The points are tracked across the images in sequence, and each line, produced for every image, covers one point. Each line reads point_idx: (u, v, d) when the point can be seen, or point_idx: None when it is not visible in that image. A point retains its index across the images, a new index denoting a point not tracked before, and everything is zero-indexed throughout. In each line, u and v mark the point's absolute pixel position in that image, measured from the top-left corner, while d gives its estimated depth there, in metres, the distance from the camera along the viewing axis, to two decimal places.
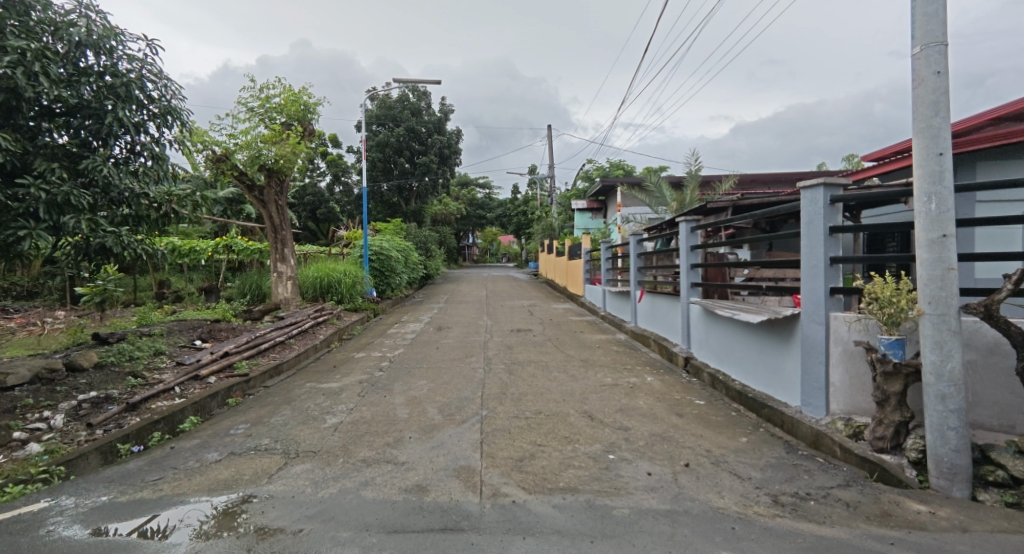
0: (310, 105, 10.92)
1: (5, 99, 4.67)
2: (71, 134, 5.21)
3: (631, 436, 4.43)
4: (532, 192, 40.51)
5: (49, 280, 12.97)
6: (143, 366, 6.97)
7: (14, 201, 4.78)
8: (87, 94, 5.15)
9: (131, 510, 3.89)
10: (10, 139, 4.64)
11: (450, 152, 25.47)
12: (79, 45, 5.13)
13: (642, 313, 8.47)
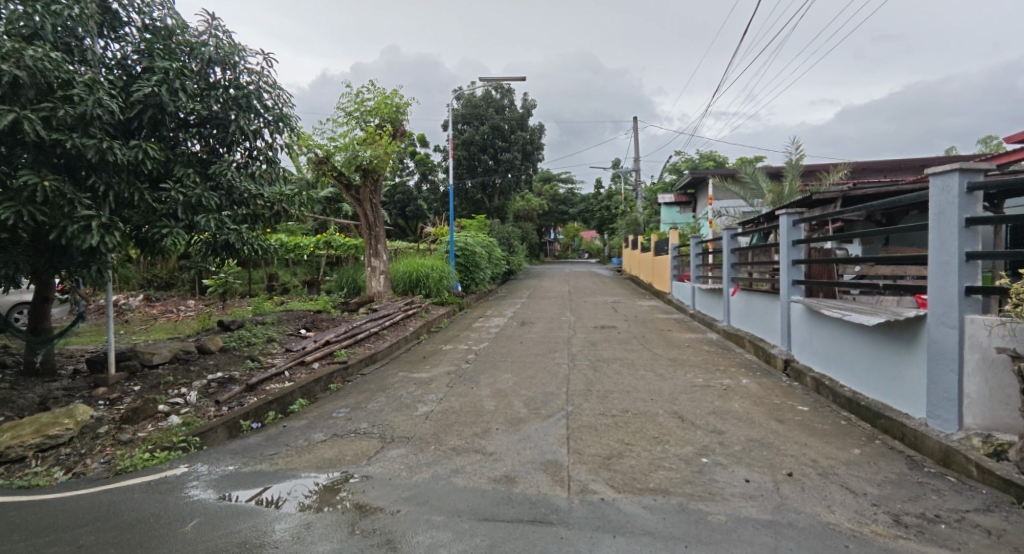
0: (401, 107, 11.38)
1: (152, 114, 5.24)
2: (203, 143, 5.86)
3: (726, 440, 4.31)
4: (617, 186, 39.89)
5: (180, 272, 14.45)
6: (258, 351, 7.67)
7: (159, 203, 5.42)
8: (217, 106, 5.75)
9: (252, 480, 4.30)
10: (156, 149, 5.21)
11: (534, 148, 25.60)
12: (210, 62, 5.75)
13: (735, 311, 8.17)
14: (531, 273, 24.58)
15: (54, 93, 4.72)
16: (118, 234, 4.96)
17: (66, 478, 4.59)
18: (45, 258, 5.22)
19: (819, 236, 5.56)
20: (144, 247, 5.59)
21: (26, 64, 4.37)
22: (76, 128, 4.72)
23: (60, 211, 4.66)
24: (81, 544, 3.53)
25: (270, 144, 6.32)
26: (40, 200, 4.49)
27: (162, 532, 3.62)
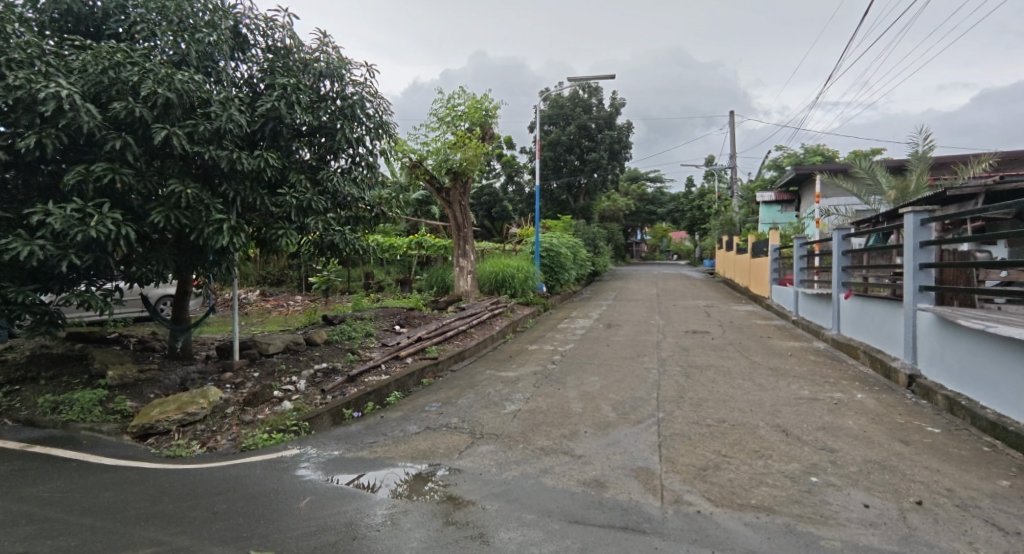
0: (491, 110, 11.58)
1: (273, 125, 5.85)
2: (313, 151, 6.43)
3: (839, 460, 4.03)
4: (710, 184, 38.41)
5: (289, 270, 15.60)
6: (358, 344, 8.16)
7: (277, 207, 6.00)
8: (326, 117, 6.29)
9: (353, 465, 4.56)
10: (275, 158, 5.82)
11: (622, 147, 25.20)
12: (321, 76, 6.37)
13: (847, 318, 7.63)
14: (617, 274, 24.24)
15: (195, 111, 5.40)
16: (243, 236, 5.57)
17: (201, 451, 5.15)
18: (184, 257, 6.00)
19: (953, 236, 5.07)
20: (262, 247, 6.21)
21: (176, 86, 5.05)
22: (212, 142, 5.39)
23: (199, 216, 5.34)
24: (216, 510, 3.89)
25: (372, 151, 6.82)
26: (184, 205, 5.17)
27: (282, 505, 3.93)
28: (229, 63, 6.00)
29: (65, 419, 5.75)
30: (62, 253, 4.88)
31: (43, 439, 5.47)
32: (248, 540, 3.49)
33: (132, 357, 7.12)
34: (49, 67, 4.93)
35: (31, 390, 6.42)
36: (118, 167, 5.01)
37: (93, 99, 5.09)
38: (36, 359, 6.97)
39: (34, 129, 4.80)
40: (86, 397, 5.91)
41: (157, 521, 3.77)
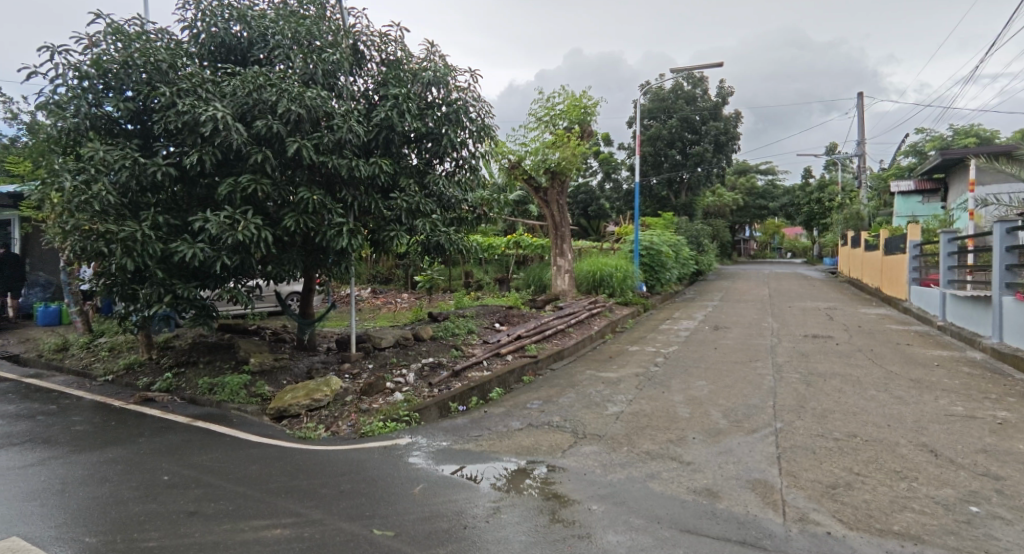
0: (590, 107, 11.43)
1: (386, 133, 6.59)
2: (420, 155, 7.12)
3: (1006, 489, 3.55)
4: (833, 175, 35.46)
5: (396, 269, 16.36)
6: (461, 341, 8.50)
7: (388, 211, 6.74)
8: (433, 123, 6.90)
9: (460, 458, 4.92)
10: (386, 165, 6.54)
11: (729, 138, 23.97)
12: (429, 83, 7.02)
13: (1014, 325, 6.73)
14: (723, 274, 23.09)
15: (322, 124, 6.26)
16: (359, 238, 6.40)
17: (326, 434, 5.71)
18: (310, 258, 6.87)
19: None
20: (377, 247, 7.00)
21: (306, 103, 5.93)
22: (335, 151, 6.24)
23: (324, 219, 6.22)
24: (343, 489, 4.37)
25: (474, 154, 7.36)
26: (310, 211, 6.07)
27: (399, 490, 4.30)
28: (348, 79, 6.85)
29: (219, 399, 6.60)
30: (217, 255, 5.96)
31: (202, 415, 6.32)
32: (371, 519, 3.85)
33: (268, 347, 7.93)
34: (208, 93, 5.99)
35: (194, 372, 7.34)
36: (260, 178, 6.00)
37: (241, 119, 6.09)
38: (196, 346, 7.91)
39: (196, 148, 5.90)
40: (234, 380, 6.75)
41: (294, 495, 4.29)
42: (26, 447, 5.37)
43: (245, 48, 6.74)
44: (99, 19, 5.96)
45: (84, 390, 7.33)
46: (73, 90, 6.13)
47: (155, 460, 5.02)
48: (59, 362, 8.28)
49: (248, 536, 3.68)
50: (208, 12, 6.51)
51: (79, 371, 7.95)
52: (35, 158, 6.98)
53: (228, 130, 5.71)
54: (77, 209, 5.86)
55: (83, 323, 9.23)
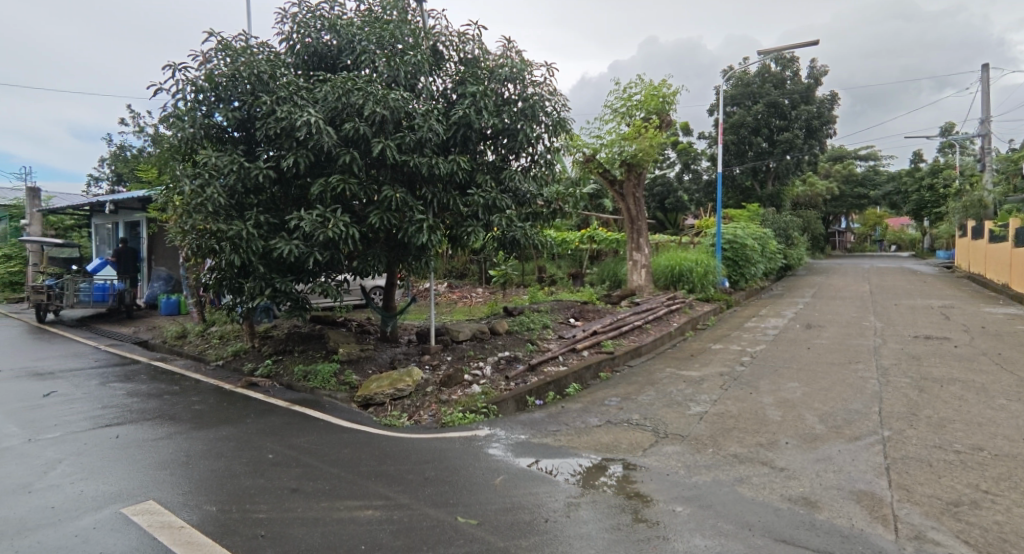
0: (669, 96, 11.05)
1: (464, 131, 6.72)
2: (497, 152, 7.23)
3: None
4: (948, 160, 32.32)
5: (470, 264, 16.59)
6: (537, 335, 8.53)
7: (466, 207, 6.89)
8: (509, 119, 6.95)
9: (538, 451, 5.01)
10: (464, 162, 6.69)
11: (822, 123, 22.43)
12: (506, 79, 7.08)
13: None
14: (813, 269, 21.71)
15: (405, 124, 6.47)
16: (438, 234, 6.58)
17: (409, 423, 5.92)
18: (392, 253, 7.12)
19: None
20: (455, 243, 7.18)
21: (390, 104, 6.15)
22: (416, 150, 6.43)
23: (405, 216, 6.42)
24: (427, 476, 4.57)
25: (549, 148, 7.36)
26: (392, 208, 6.29)
27: (480, 480, 4.46)
28: (428, 79, 7.03)
29: (312, 386, 6.98)
30: (310, 251, 6.31)
31: (298, 400, 6.69)
32: (455, 506, 4.04)
33: (355, 338, 8.33)
34: (301, 99, 6.35)
35: (290, 360, 7.81)
36: (347, 177, 6.28)
37: (331, 122, 6.43)
38: (292, 335, 8.40)
39: (292, 151, 6.30)
40: (325, 369, 7.14)
41: (383, 478, 4.55)
42: (153, 422, 5.92)
43: (334, 54, 7.10)
44: (211, 37, 6.49)
45: (199, 372, 7.95)
46: (189, 103, 6.73)
47: (260, 440, 5.39)
48: (179, 347, 9.03)
49: (344, 515, 3.97)
50: (302, 22, 6.90)
51: (195, 355, 8.63)
52: (162, 170, 7.79)
53: (319, 133, 6.05)
54: (193, 210, 6.38)
55: (200, 313, 9.97)
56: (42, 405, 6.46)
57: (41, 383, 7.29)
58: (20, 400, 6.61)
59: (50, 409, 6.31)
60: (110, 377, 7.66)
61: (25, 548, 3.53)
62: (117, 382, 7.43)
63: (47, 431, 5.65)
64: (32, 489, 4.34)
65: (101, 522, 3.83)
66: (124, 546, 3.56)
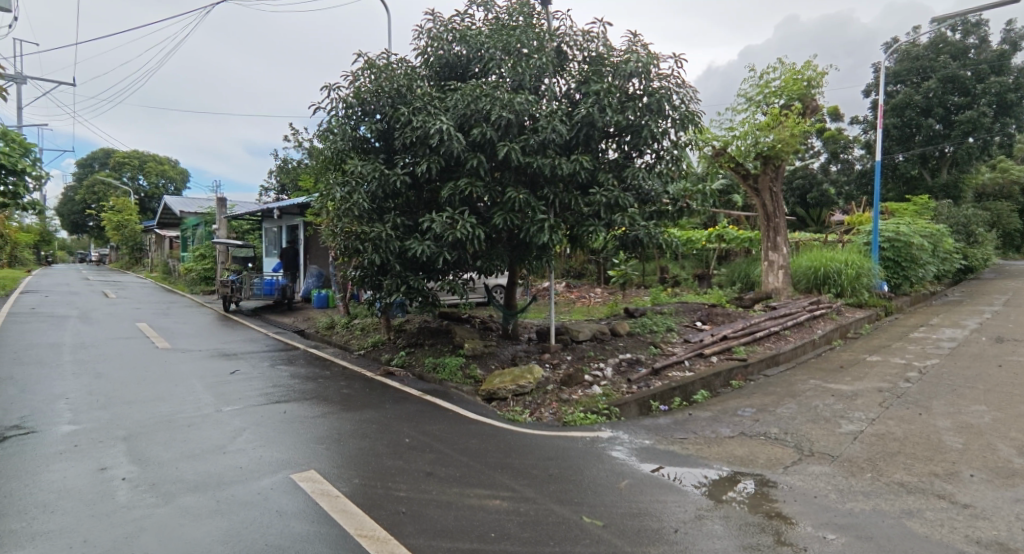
0: (815, 79, 10.08)
1: (587, 130, 6.74)
2: (619, 150, 7.21)
3: None
4: None
5: (589, 263, 16.42)
6: (660, 338, 8.27)
7: (589, 208, 6.92)
8: (634, 115, 6.83)
9: (664, 459, 4.77)
10: (587, 162, 6.70)
11: (1017, 97, 19.23)
12: (631, 75, 6.95)
13: None
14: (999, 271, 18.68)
15: (528, 126, 6.65)
16: (560, 233, 6.67)
17: (531, 419, 5.92)
18: (514, 253, 7.29)
19: None
20: (575, 243, 7.27)
21: (514, 107, 6.32)
22: (539, 151, 6.55)
23: (528, 216, 6.56)
24: (551, 473, 4.51)
25: (676, 143, 7.26)
26: (516, 208, 6.44)
27: (604, 481, 4.34)
28: (552, 81, 7.07)
29: (440, 378, 7.23)
30: (440, 251, 6.58)
31: (429, 390, 6.96)
32: (580, 505, 3.95)
33: (478, 334, 8.55)
34: (434, 107, 6.68)
35: (421, 352, 8.17)
36: (475, 181, 6.52)
37: (461, 129, 6.71)
38: (422, 329, 8.80)
39: (426, 157, 6.64)
40: (453, 362, 7.40)
41: (509, 470, 4.56)
42: (311, 401, 6.47)
43: (463, 63, 7.38)
44: (358, 58, 7.00)
45: (345, 359, 8.60)
46: (339, 118, 7.32)
47: (398, 424, 5.66)
48: (327, 336, 9.85)
49: (473, 501, 4.03)
50: (435, 36, 7.21)
51: (341, 344, 9.34)
52: (317, 179, 8.55)
53: (450, 139, 6.34)
54: (343, 215, 6.98)
55: (346, 307, 10.76)
56: (228, 380, 7.36)
57: (226, 362, 8.30)
58: (212, 375, 7.59)
59: (234, 384, 7.16)
60: (277, 360, 8.53)
61: (222, 499, 4.03)
62: (281, 364, 8.26)
63: (231, 403, 6.40)
64: (225, 451, 4.94)
65: (277, 484, 4.27)
66: (295, 507, 3.92)
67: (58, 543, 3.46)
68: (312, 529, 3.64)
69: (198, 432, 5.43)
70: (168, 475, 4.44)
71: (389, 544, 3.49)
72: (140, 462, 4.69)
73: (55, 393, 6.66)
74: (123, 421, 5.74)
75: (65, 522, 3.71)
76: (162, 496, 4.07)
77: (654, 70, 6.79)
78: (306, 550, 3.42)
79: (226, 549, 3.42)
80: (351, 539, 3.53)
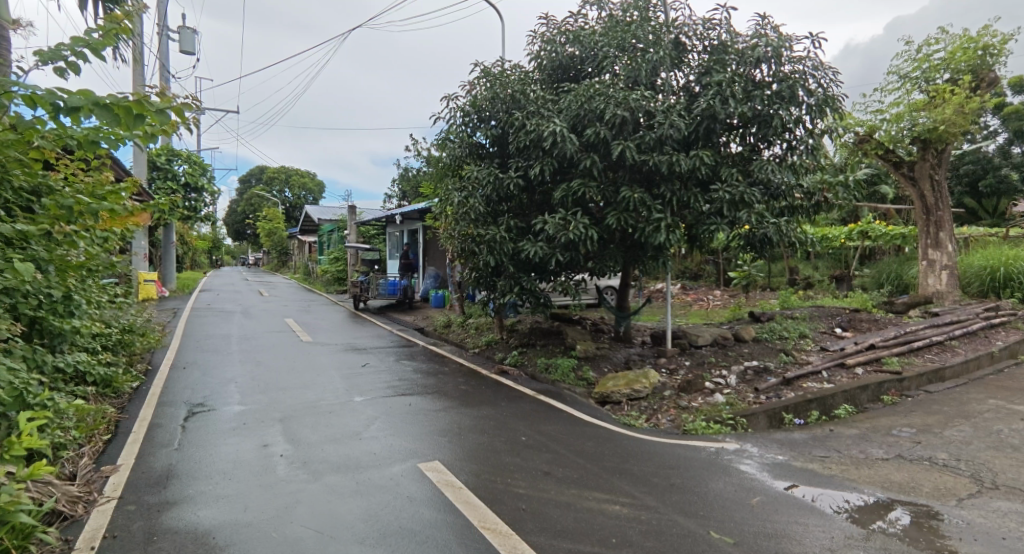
0: (990, 47, 8.68)
1: (708, 124, 6.35)
2: (743, 143, 6.69)
3: None
4: None
5: (708, 264, 15.49)
6: (792, 345, 7.49)
7: (710, 204, 6.50)
8: (761, 104, 6.33)
9: (802, 477, 4.21)
10: (709, 157, 6.30)
11: None
12: (759, 61, 6.41)
13: None
14: None
15: (644, 123, 6.36)
16: (678, 233, 6.34)
17: (648, 425, 5.57)
18: (628, 254, 7.02)
19: None
20: (696, 242, 6.87)
21: (629, 104, 6.07)
22: (656, 149, 6.26)
23: (643, 216, 6.29)
24: (673, 482, 4.13)
25: (812, 131, 6.56)
26: (629, 208, 6.20)
27: (732, 496, 3.89)
28: (670, 75, 6.72)
29: (552, 378, 7.05)
30: (553, 252, 6.45)
31: (542, 390, 6.79)
32: (707, 520, 3.56)
33: (589, 337, 8.36)
34: (546, 111, 6.59)
35: (533, 352, 8.05)
36: (588, 182, 6.36)
37: (574, 130, 6.60)
38: (534, 329, 8.68)
39: (539, 160, 6.56)
40: (564, 363, 7.20)
41: (628, 476, 4.25)
42: (432, 395, 6.57)
43: (577, 64, 7.22)
44: (474, 66, 7.04)
45: (460, 356, 8.70)
46: (456, 126, 7.45)
47: (514, 422, 5.54)
48: (444, 334, 10.06)
49: (593, 504, 3.78)
50: (548, 39, 7.14)
51: (457, 342, 9.48)
52: (436, 185, 8.76)
53: (564, 141, 6.18)
54: (460, 219, 7.09)
55: (462, 307, 10.95)
56: (359, 372, 7.73)
57: (358, 355, 8.74)
58: (346, 366, 8.02)
59: (365, 376, 7.50)
60: (402, 355, 8.83)
61: (360, 481, 4.14)
62: (405, 359, 8.54)
63: (363, 393, 6.68)
64: (361, 437, 5.10)
65: (407, 471, 4.31)
66: (424, 493, 3.92)
67: (231, 507, 3.75)
68: (439, 516, 3.61)
69: (340, 417, 5.68)
70: (316, 454, 4.67)
71: (512, 539, 3.36)
72: (295, 441, 4.97)
73: (227, 378, 7.39)
74: (280, 404, 6.18)
75: (237, 489, 4.01)
76: (313, 473, 4.27)
77: (786, 54, 6.23)
78: (434, 536, 3.39)
79: (366, 527, 3.49)
80: (475, 531, 3.45)
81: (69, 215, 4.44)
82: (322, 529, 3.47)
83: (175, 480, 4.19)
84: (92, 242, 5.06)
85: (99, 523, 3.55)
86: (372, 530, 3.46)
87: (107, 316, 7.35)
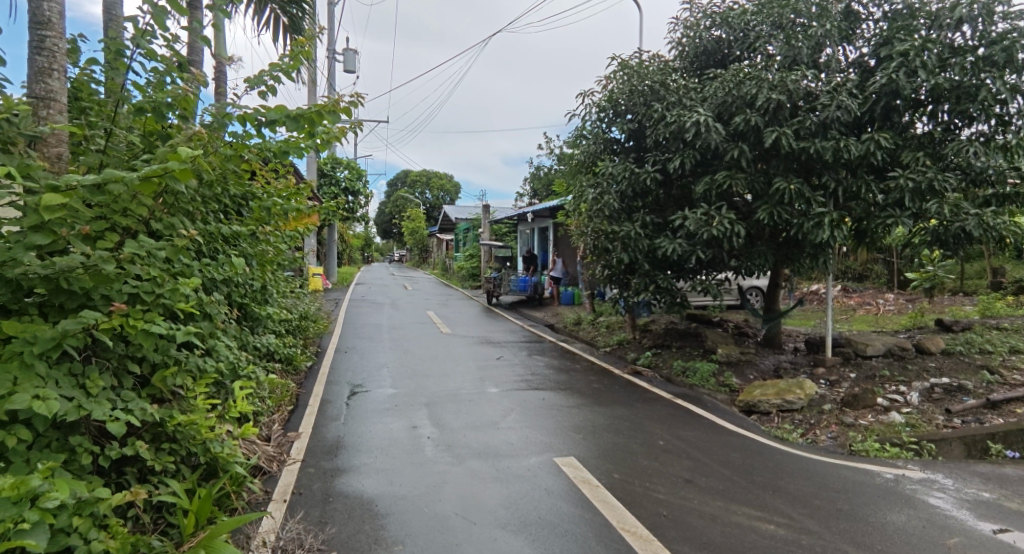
0: None
1: (890, 100, 5.47)
2: (936, 120, 5.66)
3: None
4: None
5: (877, 263, 13.50)
6: (997, 362, 6.15)
7: (886, 194, 5.63)
8: (959, 74, 5.32)
9: (1019, 521, 3.48)
10: (889, 139, 5.44)
11: None
12: (961, 22, 5.37)
13: None
14: None
15: (803, 106, 5.73)
16: (844, 229, 5.60)
17: (804, 441, 4.98)
18: (781, 252, 6.35)
19: None
20: (863, 237, 5.99)
21: (788, 86, 5.48)
22: (819, 133, 5.60)
23: (801, 209, 5.66)
24: (842, 507, 3.64)
25: None
26: (786, 200, 5.60)
27: (920, 533, 3.32)
28: (837, 50, 5.96)
29: (691, 383, 6.63)
30: (693, 249, 6.08)
31: (680, 395, 6.36)
32: None
33: (736, 340, 7.76)
34: (690, 100, 6.20)
35: (669, 354, 7.66)
36: (736, 173, 5.84)
37: (721, 118, 6.13)
38: (670, 330, 8.24)
39: (680, 152, 6.19)
40: (705, 368, 6.74)
41: (782, 494, 3.84)
42: (565, 392, 6.56)
43: (724, 47, 6.71)
44: (611, 59, 6.87)
45: (593, 355, 8.56)
46: (593, 122, 7.34)
47: (652, 426, 5.30)
48: (574, 332, 9.96)
49: (743, 520, 3.48)
50: (691, 25, 6.72)
51: (588, 340, 9.32)
52: (569, 183, 8.69)
53: (709, 131, 5.75)
54: (595, 214, 6.98)
55: (592, 306, 10.75)
56: (495, 364, 7.99)
57: (493, 348, 9.02)
58: (482, 359, 8.33)
59: (501, 369, 7.73)
60: (534, 350, 8.93)
61: (500, 469, 4.27)
62: (539, 354, 8.61)
63: (499, 385, 6.87)
64: (500, 427, 5.25)
65: (544, 464, 4.35)
66: (562, 488, 3.92)
67: (382, 478, 4.10)
68: (578, 512, 3.57)
69: (479, 407, 5.91)
70: (459, 439, 4.90)
71: (653, 544, 3.21)
72: (440, 425, 5.29)
73: (380, 362, 8.13)
74: (425, 390, 6.61)
75: (394, 464, 4.37)
76: (456, 457, 4.50)
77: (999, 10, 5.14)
78: (573, 531, 3.36)
79: (507, 514, 3.56)
80: (614, 531, 3.35)
81: (267, 216, 5.32)
82: (466, 510, 3.61)
83: (343, 450, 4.68)
84: (283, 240, 5.83)
85: (288, 480, 4.05)
86: (513, 517, 3.52)
87: (290, 304, 8.42)
